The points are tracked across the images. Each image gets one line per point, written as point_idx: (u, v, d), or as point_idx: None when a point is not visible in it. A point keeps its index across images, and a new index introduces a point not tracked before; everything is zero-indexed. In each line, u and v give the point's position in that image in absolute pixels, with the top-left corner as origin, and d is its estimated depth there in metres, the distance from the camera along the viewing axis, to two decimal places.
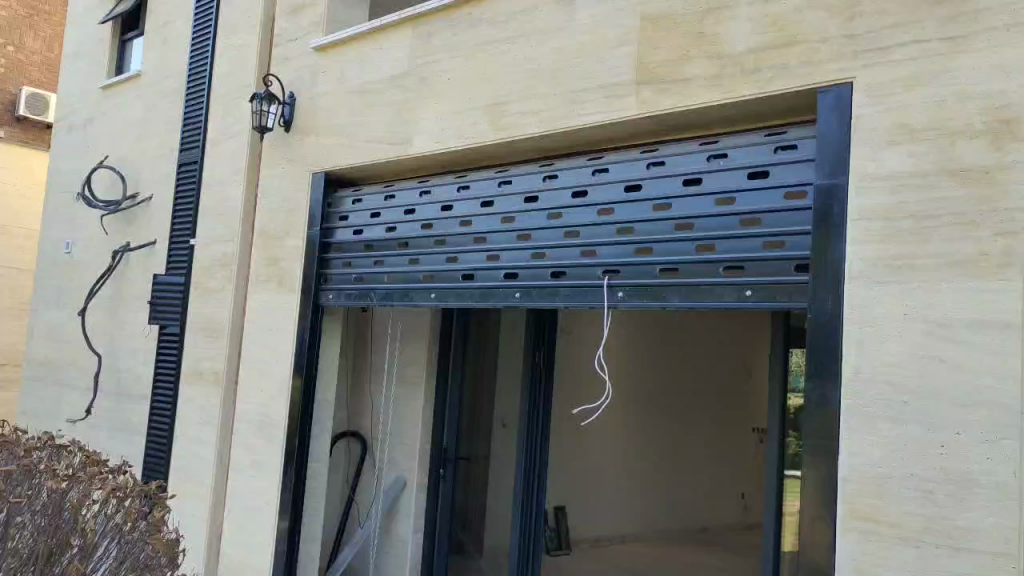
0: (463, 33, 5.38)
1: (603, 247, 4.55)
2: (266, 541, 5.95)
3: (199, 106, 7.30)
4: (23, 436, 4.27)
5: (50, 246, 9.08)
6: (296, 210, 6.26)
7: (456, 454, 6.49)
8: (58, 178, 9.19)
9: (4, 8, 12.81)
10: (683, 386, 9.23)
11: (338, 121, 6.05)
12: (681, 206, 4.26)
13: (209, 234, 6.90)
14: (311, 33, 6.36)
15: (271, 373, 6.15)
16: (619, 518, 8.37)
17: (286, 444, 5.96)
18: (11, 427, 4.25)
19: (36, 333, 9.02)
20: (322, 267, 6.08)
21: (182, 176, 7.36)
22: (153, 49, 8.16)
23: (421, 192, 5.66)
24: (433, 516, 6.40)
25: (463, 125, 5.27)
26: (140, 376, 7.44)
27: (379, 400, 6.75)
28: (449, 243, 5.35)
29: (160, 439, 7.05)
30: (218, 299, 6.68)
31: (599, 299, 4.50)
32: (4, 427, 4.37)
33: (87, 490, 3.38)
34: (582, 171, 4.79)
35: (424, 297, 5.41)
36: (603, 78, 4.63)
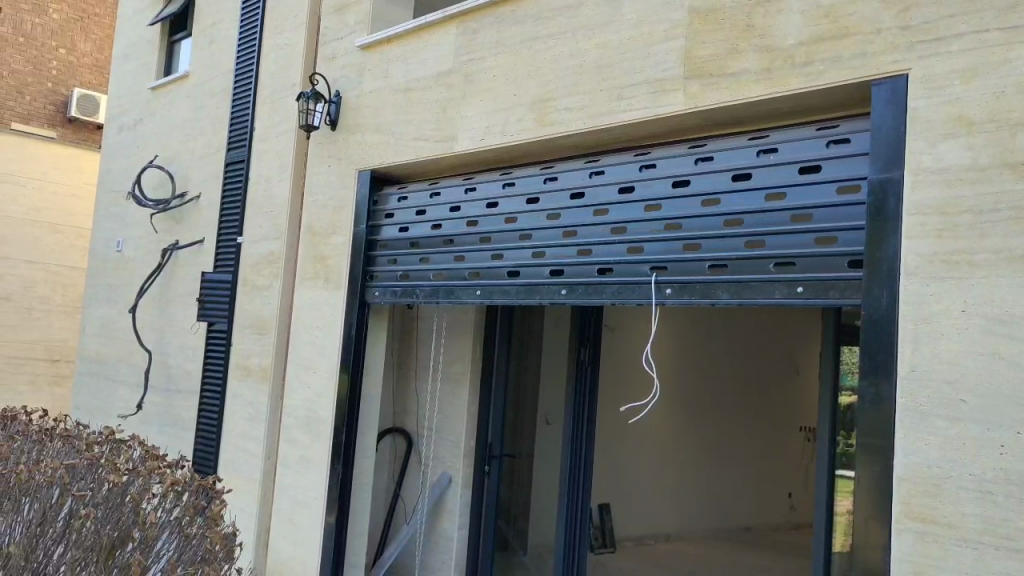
0: (508, 30, 5.37)
1: (650, 243, 4.51)
2: (314, 535, 6.00)
3: (246, 106, 7.39)
4: (84, 431, 4.34)
5: (102, 244, 9.25)
6: (341, 207, 6.31)
7: (502, 452, 6.49)
8: (108, 177, 9.35)
9: (56, 11, 13.10)
10: (730, 384, 9.14)
11: (383, 119, 6.08)
12: (730, 202, 4.21)
13: (256, 232, 6.98)
14: (356, 31, 6.40)
15: (318, 369, 6.20)
16: (665, 517, 8.31)
17: (332, 441, 6.00)
18: (72, 423, 4.34)
19: (88, 329, 9.20)
20: (368, 264, 6.12)
21: (229, 176, 7.45)
22: (200, 49, 8.28)
23: (467, 189, 5.66)
24: (478, 512, 6.41)
25: (507, 122, 5.27)
26: (190, 372, 7.56)
27: (424, 397, 6.78)
28: (494, 240, 5.35)
29: (209, 434, 7.15)
30: (265, 296, 6.75)
31: (646, 296, 4.46)
32: (63, 422, 4.45)
33: (147, 485, 3.40)
34: (629, 166, 4.75)
35: (470, 295, 5.41)
36: (649, 74, 4.59)
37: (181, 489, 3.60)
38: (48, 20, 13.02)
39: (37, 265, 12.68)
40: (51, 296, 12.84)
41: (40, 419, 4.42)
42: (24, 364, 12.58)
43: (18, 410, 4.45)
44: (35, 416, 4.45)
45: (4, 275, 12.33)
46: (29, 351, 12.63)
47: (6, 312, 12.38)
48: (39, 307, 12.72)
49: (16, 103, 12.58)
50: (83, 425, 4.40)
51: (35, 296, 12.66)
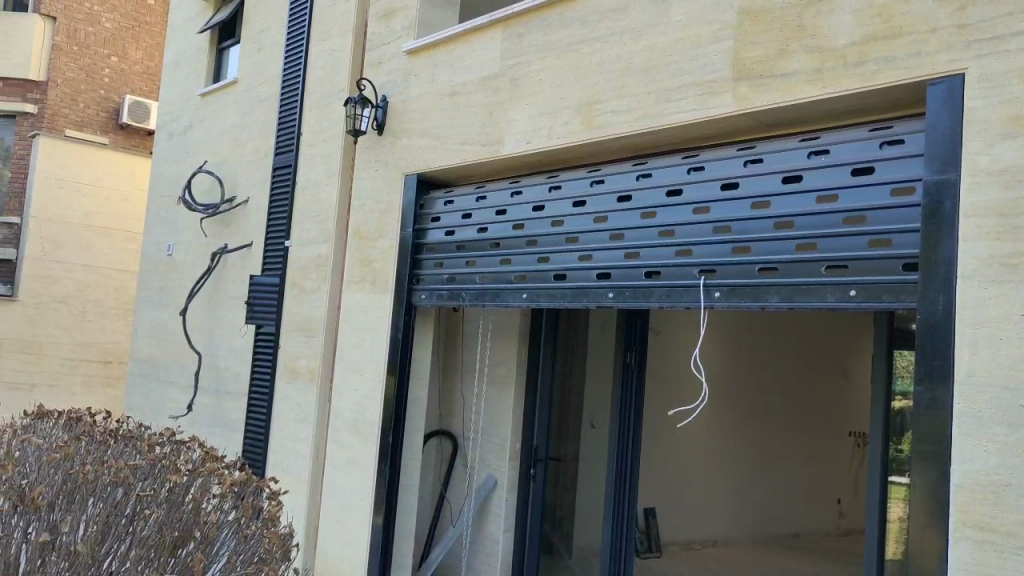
0: (555, 33, 5.37)
1: (698, 246, 4.48)
2: (362, 536, 6.05)
3: (294, 111, 7.49)
4: (145, 431, 4.45)
5: (153, 248, 9.43)
6: (388, 211, 6.36)
7: (548, 455, 6.48)
8: (158, 181, 9.53)
9: (108, 20, 13.47)
10: (777, 388, 9.05)
11: (429, 123, 6.12)
12: (780, 204, 4.17)
13: (304, 236, 7.07)
14: (402, 36, 6.45)
15: (365, 371, 6.25)
16: (711, 522, 8.24)
17: (379, 442, 6.05)
18: (135, 424, 4.46)
19: (140, 331, 9.38)
20: (414, 267, 6.15)
21: (277, 180, 7.55)
22: (249, 56, 8.41)
23: (513, 193, 5.67)
24: (523, 515, 6.41)
25: (554, 125, 5.28)
26: (239, 373, 7.68)
27: (470, 399, 6.80)
28: (541, 243, 5.35)
29: (257, 434, 7.26)
30: (313, 299, 6.84)
31: (695, 299, 4.43)
32: (125, 423, 4.57)
33: (207, 486, 3.47)
34: (676, 169, 4.73)
35: (516, 298, 5.42)
36: (697, 75, 4.56)
37: (239, 490, 3.66)
38: (101, 28, 13.38)
39: (90, 268, 12.95)
40: (104, 298, 13.10)
41: (104, 419, 4.55)
42: (79, 365, 12.81)
43: (82, 410, 4.57)
44: (99, 417, 4.57)
45: (60, 278, 12.62)
46: (83, 352, 12.88)
47: (61, 315, 12.65)
48: (93, 309, 12.98)
49: (71, 109, 12.91)
50: (145, 425, 4.51)
51: (89, 299, 12.92)
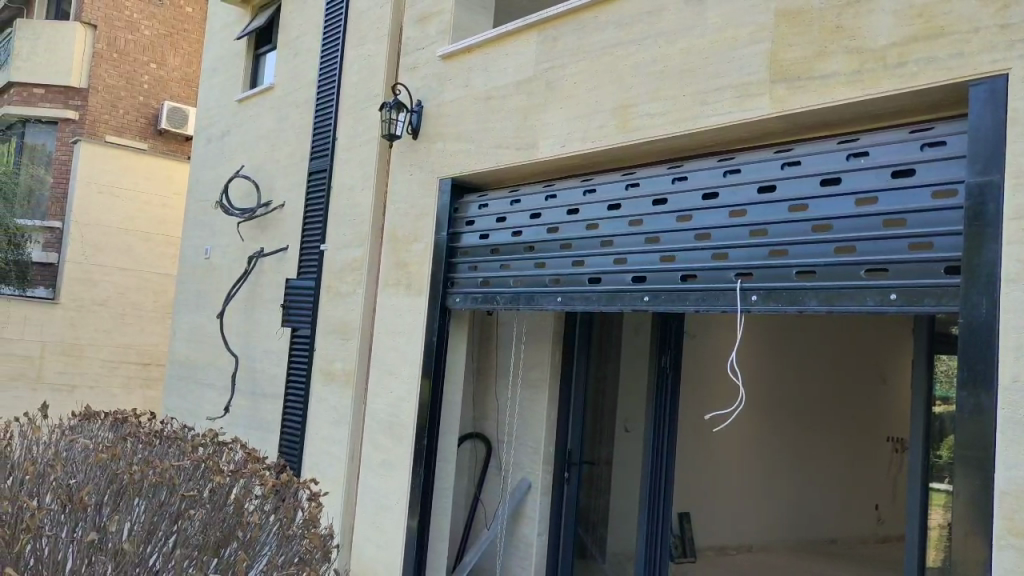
0: (589, 36, 5.38)
1: (735, 249, 4.45)
2: (397, 539, 6.07)
3: (329, 115, 7.56)
4: (188, 432, 4.52)
5: (191, 252, 9.56)
6: (423, 214, 6.39)
7: (582, 458, 6.46)
8: (196, 186, 9.66)
9: (148, 27, 13.82)
10: (814, 393, 8.96)
11: (463, 127, 6.15)
12: (818, 207, 4.13)
13: (339, 240, 7.13)
14: (437, 41, 6.49)
15: (400, 374, 6.28)
16: (747, 528, 8.18)
17: (414, 444, 6.07)
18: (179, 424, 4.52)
19: (178, 334, 9.50)
20: (449, 271, 6.18)
21: (313, 184, 7.62)
22: (285, 62, 8.51)
23: (547, 197, 5.67)
24: (558, 519, 6.38)
25: (588, 128, 5.28)
26: (275, 375, 7.76)
27: (504, 402, 6.80)
28: (576, 247, 5.35)
29: (293, 436, 7.33)
30: (349, 302, 6.89)
31: (732, 303, 4.40)
32: (169, 424, 4.63)
33: (250, 486, 3.50)
34: (712, 172, 4.70)
35: (550, 301, 5.41)
36: (733, 77, 4.54)
37: (281, 490, 3.69)
38: (140, 35, 13.74)
39: (130, 272, 13.09)
40: (143, 301, 13.21)
41: (149, 421, 4.62)
42: (119, 368, 12.93)
43: (128, 411, 4.65)
44: (145, 420, 4.63)
45: (100, 280, 12.81)
46: (123, 354, 13.00)
47: (101, 317, 12.80)
48: (132, 312, 13.10)
49: (110, 116, 13.38)
50: (189, 426, 4.58)
51: (129, 302, 13.06)
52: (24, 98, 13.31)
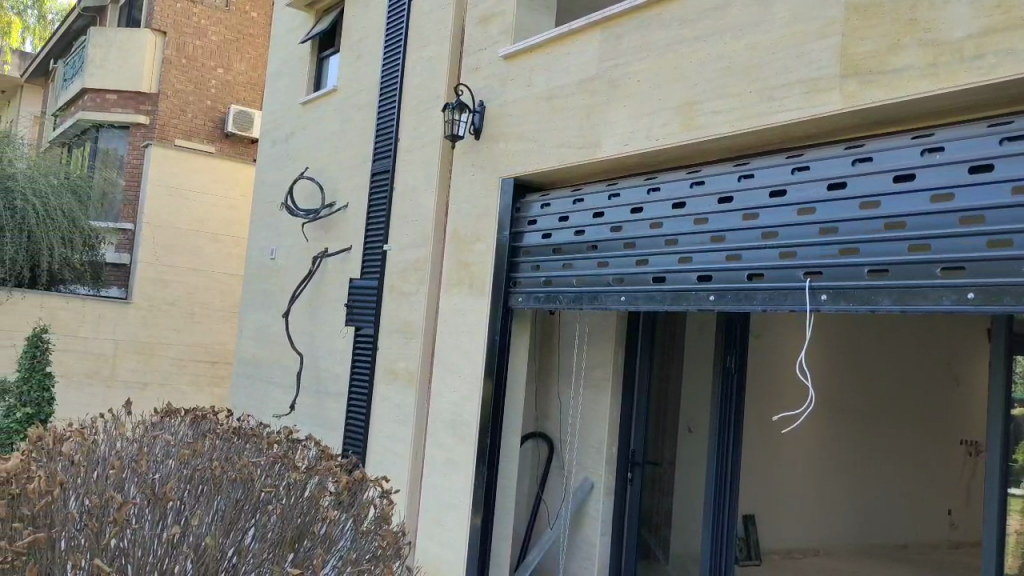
0: (652, 34, 5.34)
1: (804, 248, 4.38)
2: (460, 539, 6.09)
3: (391, 116, 7.65)
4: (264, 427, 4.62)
5: (257, 253, 9.75)
6: (486, 214, 6.41)
7: (644, 459, 6.41)
8: (262, 188, 9.85)
9: (215, 33, 14.16)
10: (885, 393, 8.78)
11: (525, 126, 6.16)
12: (891, 204, 4.03)
13: (403, 240, 7.20)
14: (499, 40, 6.50)
15: (462, 373, 6.31)
16: (814, 531, 8.03)
17: (477, 443, 6.09)
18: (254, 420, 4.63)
19: (245, 332, 9.71)
20: (511, 271, 6.19)
21: (376, 185, 7.71)
22: (348, 65, 8.63)
23: (611, 195, 5.64)
24: (620, 521, 6.34)
25: (653, 126, 5.24)
26: (340, 373, 7.88)
27: (567, 403, 6.78)
28: (640, 246, 5.31)
29: (357, 433, 7.43)
30: (413, 302, 6.95)
31: (800, 303, 4.33)
32: (244, 420, 4.74)
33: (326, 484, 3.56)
34: (780, 169, 4.63)
35: (614, 300, 5.38)
36: (803, 74, 4.45)
37: (355, 487, 3.73)
38: (207, 41, 14.09)
39: (197, 272, 13.44)
40: (211, 300, 13.52)
41: (225, 418, 4.68)
42: (187, 366, 13.24)
43: (206, 407, 4.70)
44: (221, 416, 4.66)
45: (170, 281, 13.18)
46: (191, 351, 13.31)
47: (171, 316, 13.13)
48: (200, 311, 13.41)
49: (179, 120, 13.74)
50: (264, 424, 4.63)
51: (197, 302, 13.38)
52: (97, 103, 13.79)
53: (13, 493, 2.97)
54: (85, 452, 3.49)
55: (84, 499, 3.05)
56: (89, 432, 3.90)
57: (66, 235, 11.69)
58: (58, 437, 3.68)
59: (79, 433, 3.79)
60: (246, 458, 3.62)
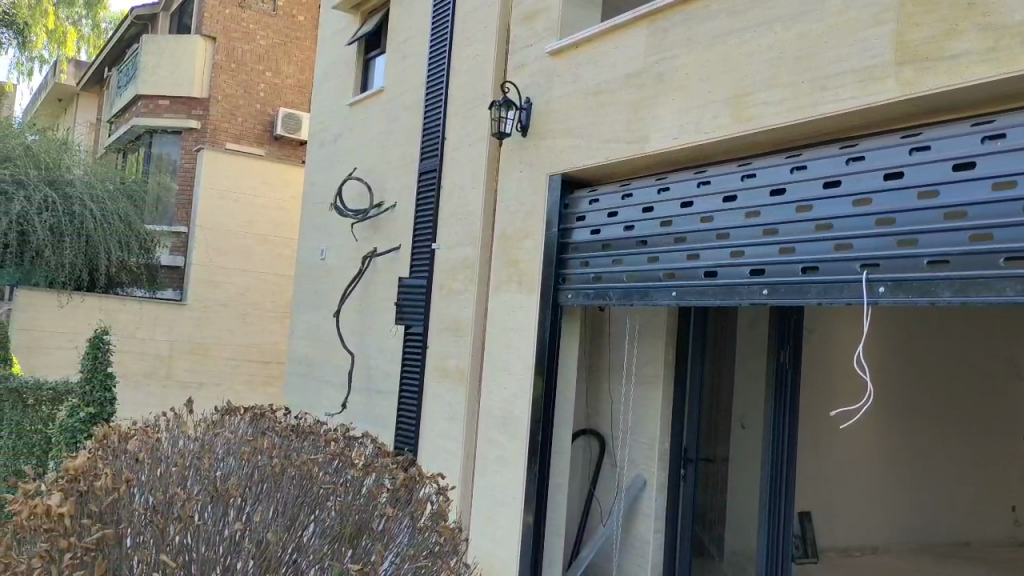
0: (700, 25, 5.28)
1: (860, 239, 4.29)
2: (513, 535, 6.08)
3: (437, 115, 7.68)
4: (322, 425, 4.64)
5: (307, 253, 9.87)
6: (533, 212, 6.40)
7: (698, 456, 6.34)
8: (311, 189, 9.95)
9: (263, 38, 14.36)
10: (945, 389, 8.58)
11: (572, 123, 6.14)
12: (950, 193, 3.94)
13: (452, 239, 7.22)
14: (545, 37, 6.49)
15: (513, 371, 6.31)
16: (870, 529, 7.88)
17: (528, 442, 6.07)
18: (310, 420, 4.64)
19: (297, 332, 9.83)
20: (560, 268, 6.17)
21: (423, 184, 7.75)
22: (393, 65, 8.69)
23: (660, 190, 5.59)
24: (674, 519, 6.30)
25: (702, 119, 5.18)
26: (392, 372, 7.94)
27: (618, 400, 6.75)
28: (690, 240, 5.25)
29: (409, 430, 7.48)
30: (462, 300, 6.98)
31: (857, 295, 4.24)
32: (302, 418, 4.79)
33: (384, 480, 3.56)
34: (834, 160, 4.54)
35: (665, 296, 5.33)
36: (857, 62, 4.36)
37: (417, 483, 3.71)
38: (256, 45, 14.30)
39: (249, 273, 13.64)
40: (262, 301, 13.71)
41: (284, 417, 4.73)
42: (242, 366, 13.42)
43: (265, 406, 4.76)
44: (280, 414, 4.70)
45: (223, 282, 13.40)
46: (245, 352, 13.48)
47: (225, 317, 13.34)
48: (253, 312, 13.60)
49: (230, 124, 14.00)
50: (321, 422, 4.64)
51: (250, 302, 13.58)
52: (151, 109, 14.11)
53: (83, 490, 3.06)
54: (149, 450, 3.55)
55: (150, 495, 3.11)
56: (154, 430, 3.98)
57: (122, 237, 11.97)
58: (124, 436, 3.76)
59: (143, 431, 3.88)
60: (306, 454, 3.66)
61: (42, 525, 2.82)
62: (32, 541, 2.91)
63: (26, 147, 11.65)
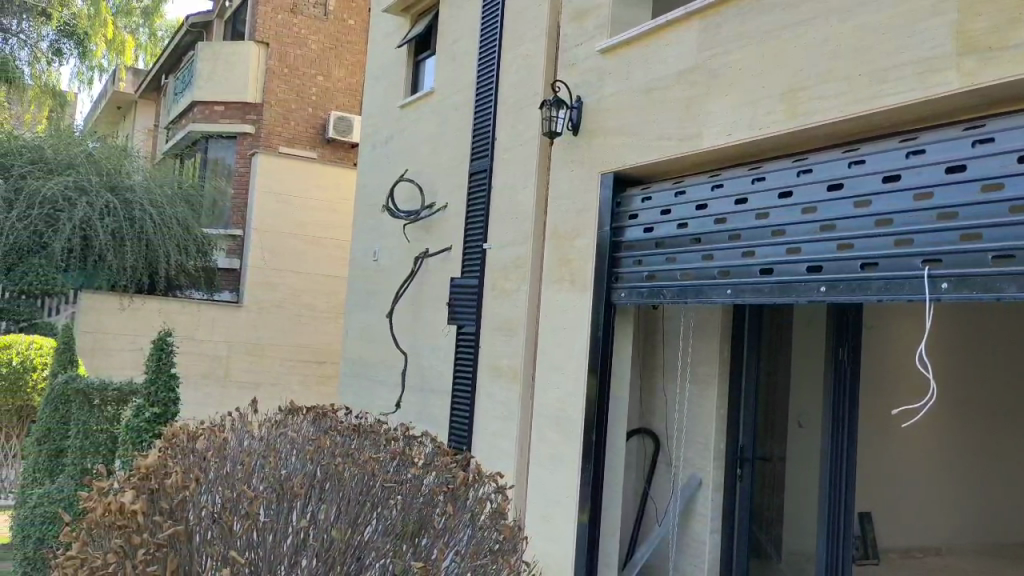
0: (754, 20, 5.23)
1: (921, 234, 4.20)
2: (568, 535, 6.08)
3: (488, 115, 7.72)
4: (381, 424, 4.71)
5: (360, 254, 10.00)
6: (585, 211, 6.39)
7: (755, 455, 6.29)
8: (363, 190, 10.08)
9: (315, 42, 14.54)
10: (1006, 387, 8.36)
11: (624, 121, 6.12)
12: (1015, 186, 3.83)
13: (503, 239, 7.26)
14: (595, 36, 6.48)
15: (566, 369, 6.31)
16: (931, 530, 7.70)
17: (583, 440, 6.07)
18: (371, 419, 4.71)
19: (351, 332, 9.95)
20: (613, 266, 6.14)
21: (474, 184, 7.80)
22: (444, 66, 8.76)
23: (713, 186, 5.54)
24: (730, 513, 6.24)
25: (756, 115, 5.12)
26: (445, 372, 8.01)
27: (673, 400, 6.70)
28: (746, 237, 5.19)
29: (462, 429, 7.54)
30: (514, 300, 6.99)
31: (917, 291, 4.15)
32: (363, 417, 4.86)
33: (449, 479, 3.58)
34: (893, 154, 4.46)
35: (720, 294, 5.27)
36: (916, 54, 4.27)
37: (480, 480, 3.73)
38: (308, 50, 14.48)
39: (304, 275, 13.87)
40: (317, 302, 13.93)
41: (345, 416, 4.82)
42: (297, 367, 13.61)
43: (326, 406, 4.83)
44: (341, 413, 4.77)
45: (277, 284, 13.63)
46: (300, 353, 13.69)
47: (281, 318, 13.57)
48: (307, 313, 13.83)
49: (283, 129, 14.15)
50: (382, 421, 4.70)
51: (304, 303, 13.79)
52: (207, 115, 14.42)
53: (155, 487, 3.15)
54: (215, 449, 3.63)
55: (216, 493, 3.18)
56: (221, 428, 4.09)
57: (183, 243, 12.58)
58: (191, 434, 3.87)
59: (211, 430, 3.98)
60: (369, 453, 3.70)
61: (115, 521, 2.94)
62: (105, 537, 3.01)
63: (88, 156, 12.37)
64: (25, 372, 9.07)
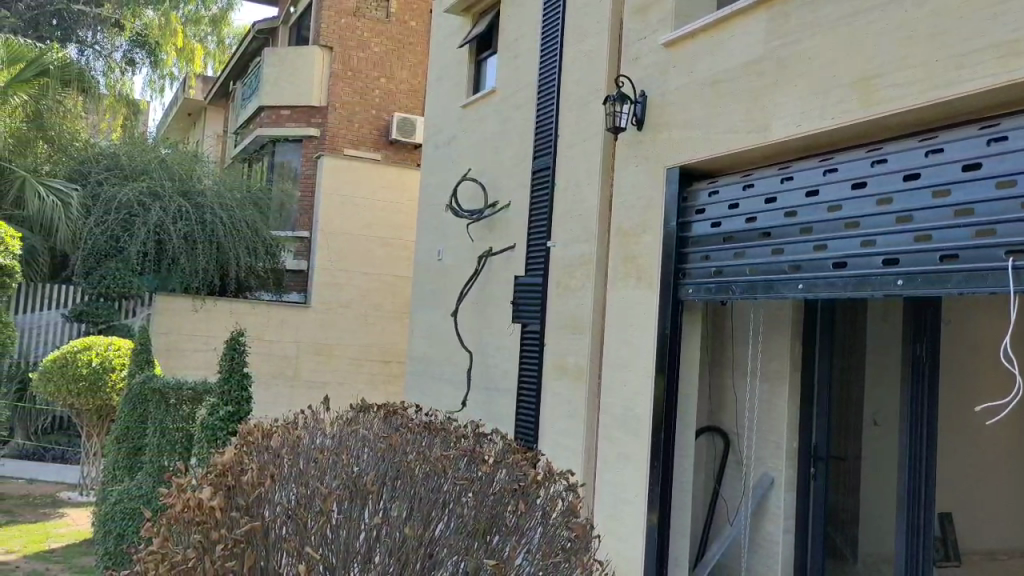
0: (823, 7, 5.10)
1: (1004, 224, 4.04)
2: (636, 535, 6.01)
3: (550, 111, 7.69)
4: (452, 422, 4.70)
5: (425, 253, 10.06)
6: (651, 207, 6.31)
7: (829, 454, 6.14)
8: (427, 189, 10.15)
9: (377, 45, 14.69)
10: None
11: (689, 115, 6.03)
12: None
13: (568, 236, 7.22)
14: (659, 29, 6.40)
15: (633, 366, 6.25)
16: (1011, 531, 7.42)
17: (650, 439, 5.99)
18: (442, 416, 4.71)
19: (417, 331, 10.02)
20: (679, 262, 6.05)
21: (538, 182, 7.78)
22: (505, 64, 8.76)
23: (783, 179, 5.42)
24: (804, 512, 6.14)
25: (827, 105, 4.99)
26: (511, 370, 8.01)
27: (742, 397, 6.58)
28: (817, 230, 5.06)
29: (529, 427, 7.54)
30: (580, 297, 6.95)
31: (1001, 283, 3.98)
32: (433, 416, 4.87)
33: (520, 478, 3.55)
34: (973, 141, 4.29)
35: (791, 289, 5.15)
36: (995, 37, 4.10)
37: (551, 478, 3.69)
38: (370, 53, 14.63)
39: (371, 275, 14.00)
40: (383, 302, 14.04)
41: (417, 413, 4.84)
42: (363, 366, 13.77)
43: (397, 404, 4.85)
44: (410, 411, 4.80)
45: (345, 285, 13.80)
46: (367, 352, 13.82)
47: (348, 318, 13.73)
48: (373, 312, 13.95)
49: (348, 131, 14.33)
50: (453, 419, 4.69)
51: (371, 303, 13.93)
52: (274, 119, 14.71)
53: (231, 485, 3.22)
54: (290, 447, 3.67)
55: (292, 491, 3.22)
56: (295, 426, 4.14)
57: (252, 245, 12.79)
58: (266, 433, 3.93)
59: (285, 428, 4.03)
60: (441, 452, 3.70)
61: (195, 517, 3.02)
62: (185, 534, 3.09)
63: (162, 161, 12.69)
64: (105, 373, 9.26)
